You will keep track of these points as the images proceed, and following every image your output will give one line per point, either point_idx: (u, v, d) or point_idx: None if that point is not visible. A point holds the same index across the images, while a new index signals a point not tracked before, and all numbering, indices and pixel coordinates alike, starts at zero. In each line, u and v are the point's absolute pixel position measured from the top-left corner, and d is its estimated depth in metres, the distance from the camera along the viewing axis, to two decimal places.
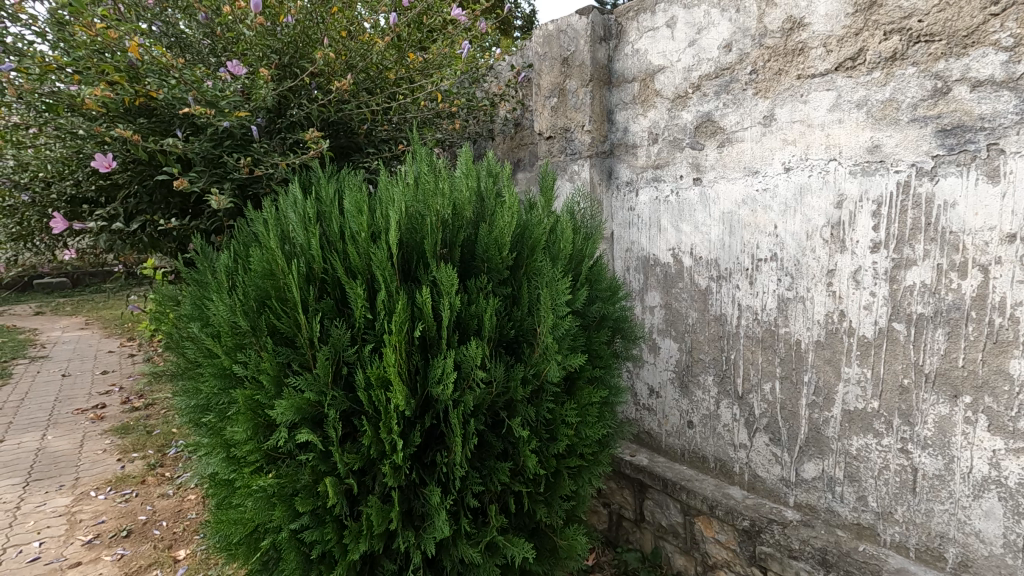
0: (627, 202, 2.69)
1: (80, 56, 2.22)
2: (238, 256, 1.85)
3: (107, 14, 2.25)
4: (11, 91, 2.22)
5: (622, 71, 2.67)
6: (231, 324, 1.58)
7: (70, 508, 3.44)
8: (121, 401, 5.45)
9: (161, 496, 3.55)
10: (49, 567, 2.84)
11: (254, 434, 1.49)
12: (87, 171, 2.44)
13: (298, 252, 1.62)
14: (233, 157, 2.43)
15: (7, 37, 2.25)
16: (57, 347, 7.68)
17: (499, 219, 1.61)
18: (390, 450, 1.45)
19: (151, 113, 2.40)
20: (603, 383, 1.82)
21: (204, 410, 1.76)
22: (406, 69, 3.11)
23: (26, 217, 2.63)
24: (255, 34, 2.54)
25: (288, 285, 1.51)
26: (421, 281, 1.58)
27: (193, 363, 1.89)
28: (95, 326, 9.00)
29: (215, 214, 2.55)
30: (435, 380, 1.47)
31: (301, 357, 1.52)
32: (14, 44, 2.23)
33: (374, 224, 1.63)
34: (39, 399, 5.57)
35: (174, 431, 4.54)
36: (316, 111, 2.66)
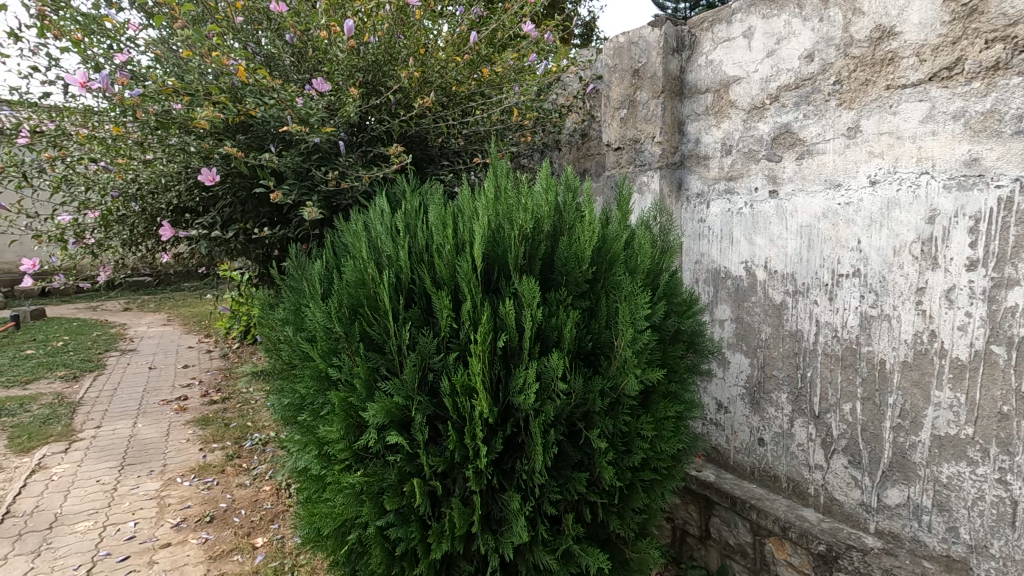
0: (697, 213, 2.66)
1: (191, 80, 2.43)
2: (328, 265, 1.97)
3: (217, 42, 2.46)
4: (133, 111, 2.46)
5: (694, 82, 2.66)
6: (326, 329, 1.70)
7: (160, 492, 3.72)
8: (201, 394, 5.85)
9: (240, 485, 3.78)
10: (143, 546, 3.08)
11: (346, 433, 1.59)
12: (191, 184, 2.66)
13: (386, 262, 1.71)
14: (320, 170, 2.58)
15: (133, 65, 2.55)
16: (144, 341, 8.31)
17: (579, 233, 1.64)
18: (473, 455, 1.51)
19: (247, 129, 2.60)
20: (677, 397, 1.82)
21: (297, 408, 1.88)
22: (478, 83, 3.20)
23: (135, 225, 2.89)
24: (345, 56, 2.69)
25: (380, 295, 1.61)
26: (502, 293, 1.63)
27: (285, 364, 2.03)
28: (176, 322, 9.67)
29: (302, 223, 2.72)
30: (517, 390, 1.52)
31: (389, 362, 1.61)
32: (137, 71, 2.52)
33: (458, 237, 1.71)
34: (130, 389, 6.04)
35: (250, 425, 4.84)
36: (397, 126, 2.80)
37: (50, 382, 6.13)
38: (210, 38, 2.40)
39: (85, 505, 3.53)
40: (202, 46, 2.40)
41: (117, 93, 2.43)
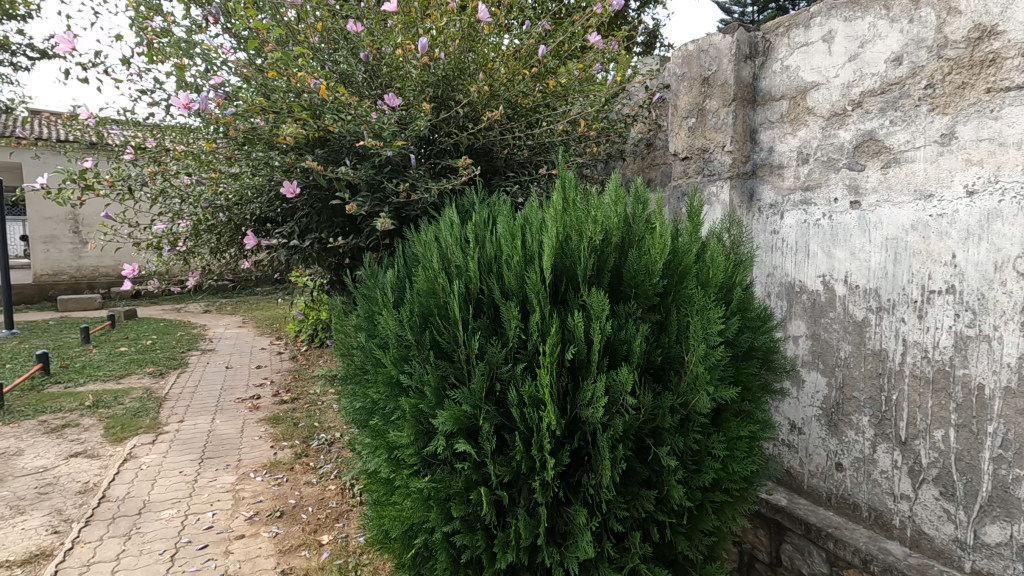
0: (770, 225, 2.56)
1: (276, 99, 2.60)
2: (400, 274, 2.04)
3: (303, 63, 2.62)
4: (229, 129, 2.67)
5: (768, 89, 2.57)
6: (398, 337, 1.75)
7: (235, 485, 3.94)
8: (272, 394, 6.15)
9: (307, 483, 3.94)
10: (220, 536, 3.26)
11: (415, 439, 1.63)
12: (273, 196, 2.83)
13: (456, 272, 1.75)
14: (392, 182, 2.68)
15: (229, 86, 2.76)
16: (222, 342, 8.85)
17: (650, 245, 1.61)
18: (540, 467, 1.51)
19: (324, 143, 2.74)
20: (751, 416, 1.75)
21: (368, 412, 1.95)
22: (543, 95, 3.23)
23: (221, 233, 3.08)
24: (418, 72, 2.75)
25: (450, 305, 1.65)
26: (570, 305, 1.62)
27: (356, 369, 2.10)
28: (250, 325, 10.25)
29: (373, 233, 2.83)
30: (585, 403, 1.50)
31: (458, 371, 1.64)
32: (232, 91, 2.73)
33: (526, 248, 1.72)
34: (209, 386, 6.44)
35: (316, 425, 5.04)
36: (465, 139, 2.88)
37: (140, 378, 6.64)
38: (297, 60, 2.57)
39: (170, 494, 3.79)
40: (288, 67, 2.58)
41: (215, 113, 2.65)
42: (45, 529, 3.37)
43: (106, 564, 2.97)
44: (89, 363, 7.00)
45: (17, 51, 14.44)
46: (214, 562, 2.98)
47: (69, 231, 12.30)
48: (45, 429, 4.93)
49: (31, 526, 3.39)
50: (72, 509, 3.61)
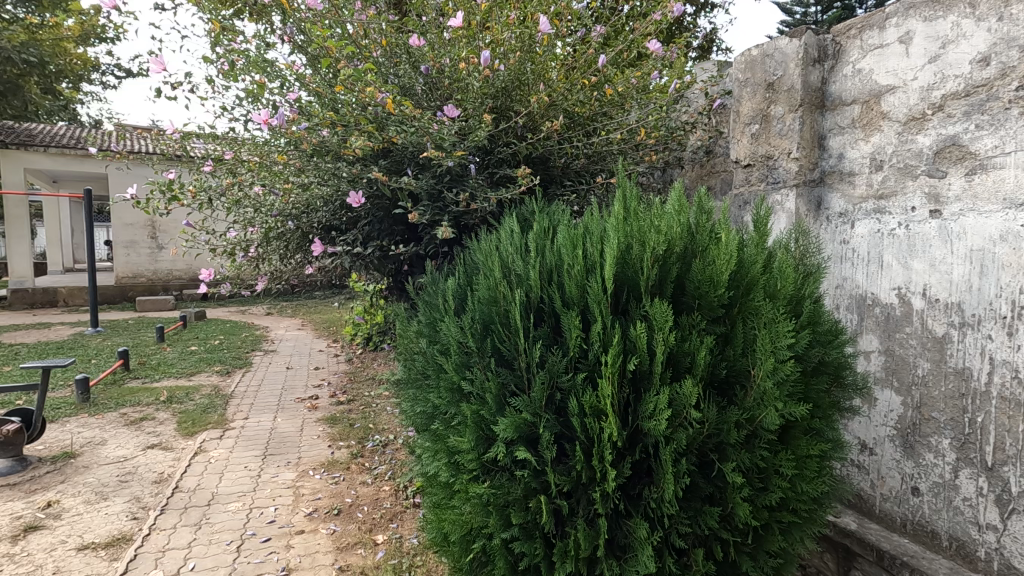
0: (840, 234, 2.45)
1: (346, 113, 2.71)
2: (460, 282, 2.08)
3: (371, 78, 2.71)
4: (303, 143, 2.82)
5: (839, 93, 2.47)
6: (459, 344, 1.78)
7: (296, 482, 4.10)
8: (329, 395, 6.38)
9: (362, 483, 4.06)
10: (282, 530, 3.40)
11: (476, 445, 1.66)
12: (338, 205, 2.95)
13: (517, 281, 1.77)
14: (452, 191, 2.74)
15: (304, 102, 2.91)
16: (282, 343, 9.25)
17: (715, 255, 1.58)
18: (600, 477, 1.51)
19: (387, 154, 2.83)
20: (821, 435, 1.68)
21: (428, 416, 1.99)
22: (601, 104, 3.23)
23: (289, 240, 3.20)
24: (479, 85, 2.83)
25: (512, 313, 1.67)
26: (631, 315, 1.61)
27: (417, 374, 2.16)
28: (308, 328, 10.66)
29: (432, 241, 2.91)
30: (647, 415, 1.49)
31: (518, 379, 1.66)
32: (306, 106, 2.87)
33: (587, 258, 1.72)
34: (271, 386, 6.74)
35: (371, 427, 5.19)
36: (524, 149, 2.92)
37: (209, 376, 7.03)
38: (368, 76, 2.66)
39: (236, 488, 3.98)
40: (358, 82, 2.67)
41: (290, 128, 2.79)
42: (125, 515, 3.61)
43: (179, 551, 3.15)
44: (164, 361, 7.47)
45: (106, 71, 15.66)
46: (276, 555, 3.11)
47: (147, 237, 13.19)
48: (126, 421, 5.29)
49: (113, 511, 3.63)
50: (149, 497, 3.85)
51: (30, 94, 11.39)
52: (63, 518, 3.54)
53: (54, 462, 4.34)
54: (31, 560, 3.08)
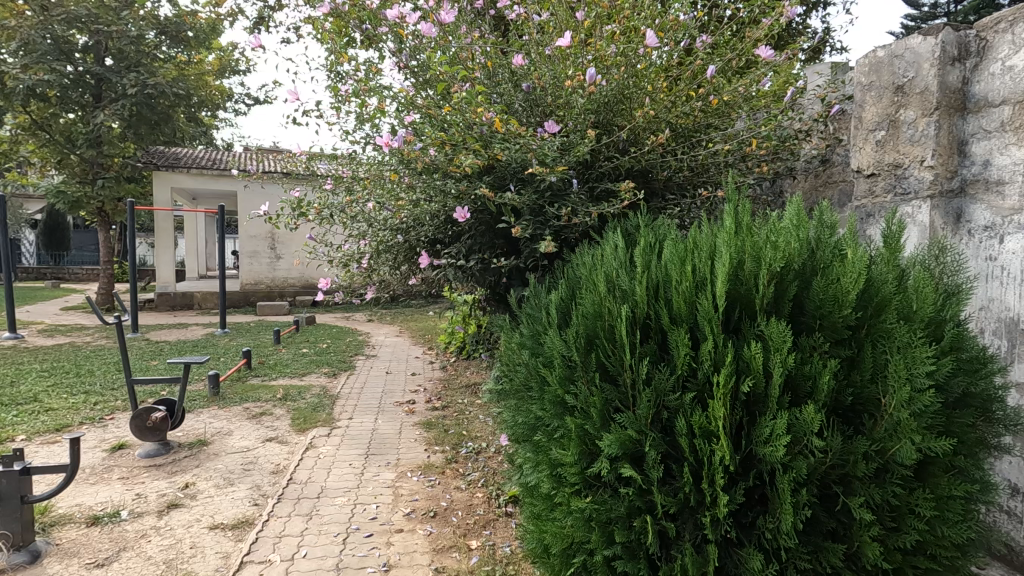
0: (985, 249, 2.20)
1: (456, 133, 2.83)
2: (563, 297, 2.10)
3: (482, 101, 2.81)
4: (416, 163, 3.01)
5: (983, 94, 2.24)
6: (563, 358, 1.80)
7: (395, 482, 4.30)
8: (425, 400, 6.65)
9: (457, 488, 4.18)
10: (383, 527, 3.58)
11: (579, 459, 1.67)
12: (444, 220, 3.11)
13: (622, 296, 1.76)
14: (553, 207, 2.79)
15: (418, 124, 3.09)
16: (382, 349, 9.78)
17: (841, 272, 1.48)
18: (711, 502, 1.46)
19: (490, 170, 2.92)
20: (965, 474, 1.51)
21: (530, 428, 2.02)
22: (706, 115, 3.14)
23: (397, 253, 3.39)
24: (584, 102, 2.84)
25: (618, 329, 1.66)
26: (745, 335, 1.54)
27: (518, 386, 2.20)
28: (406, 335, 11.20)
29: (532, 255, 2.98)
30: (762, 440, 1.42)
31: (623, 396, 1.65)
32: (419, 127, 3.04)
33: (696, 273, 1.67)
34: (372, 389, 7.15)
35: (465, 433, 5.34)
36: (626, 164, 2.90)
37: (318, 377, 7.59)
38: (482, 98, 2.77)
39: (342, 483, 4.25)
40: (472, 103, 2.80)
41: (408, 148, 2.98)
42: (248, 500, 3.98)
43: (293, 538, 3.41)
44: (280, 362, 8.17)
45: (238, 101, 17.57)
46: (378, 551, 3.28)
47: (267, 247, 14.52)
48: (248, 415, 5.84)
49: (238, 496, 4.02)
50: (268, 485, 4.22)
51: (177, 122, 12.96)
52: (197, 499, 3.96)
53: (191, 448, 4.88)
54: (172, 533, 3.48)
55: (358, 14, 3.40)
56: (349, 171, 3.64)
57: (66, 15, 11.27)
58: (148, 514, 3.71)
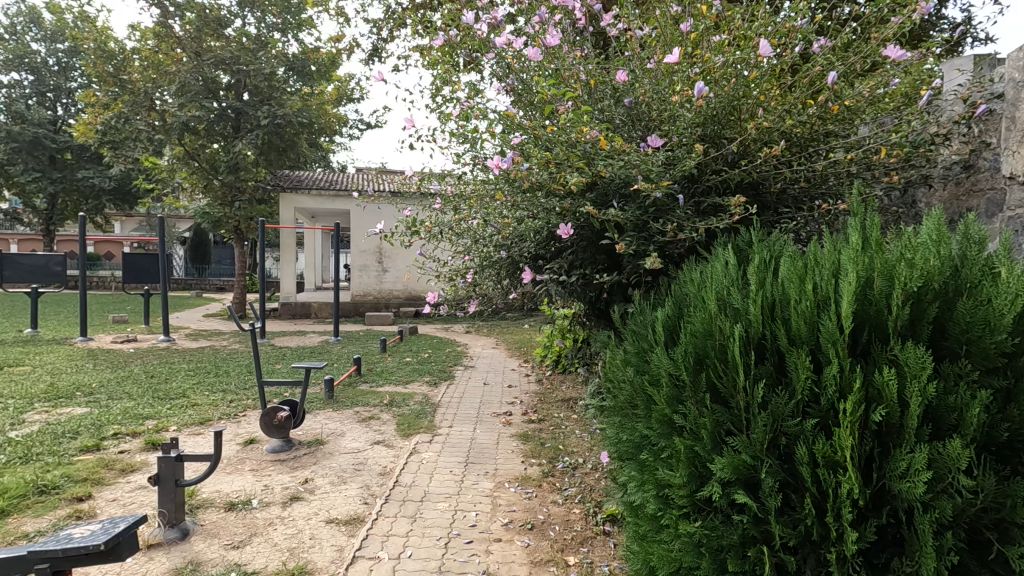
0: None
1: (560, 151, 2.85)
2: (669, 314, 2.06)
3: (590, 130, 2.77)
4: (521, 182, 3.10)
5: None
6: (671, 376, 1.77)
7: (493, 492, 4.39)
8: (521, 412, 6.74)
9: (554, 502, 4.19)
10: (483, 535, 3.68)
11: (688, 482, 1.63)
12: (547, 236, 3.17)
13: (734, 314, 1.70)
14: (658, 222, 2.76)
15: (524, 143, 3.17)
16: (480, 360, 10.07)
17: (993, 294, 1.33)
18: (837, 538, 1.37)
19: (592, 187, 2.93)
20: None
21: (635, 446, 2.00)
22: (825, 121, 2.95)
23: (501, 268, 3.49)
24: (692, 115, 2.77)
25: (730, 348, 1.61)
26: (875, 359, 1.43)
27: (622, 404, 2.19)
28: (503, 346, 11.44)
29: (635, 270, 2.98)
30: (897, 475, 1.31)
31: (735, 418, 1.59)
32: (525, 146, 3.12)
33: (818, 292, 1.58)
34: (471, 398, 7.38)
35: (561, 447, 5.34)
36: (736, 177, 2.80)
37: (421, 385, 7.97)
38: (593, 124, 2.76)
39: (443, 489, 4.42)
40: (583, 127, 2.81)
41: (517, 168, 3.05)
42: (359, 498, 4.26)
43: (400, 538, 3.60)
44: (386, 369, 8.68)
45: (351, 126, 19.05)
46: (478, 558, 3.37)
47: (375, 261, 15.49)
48: (359, 418, 6.25)
49: (351, 494, 4.31)
50: (376, 486, 4.49)
51: (301, 147, 14.31)
52: (315, 494, 4.30)
53: (310, 446, 5.32)
54: (295, 524, 3.81)
55: (468, 43, 3.60)
56: (457, 191, 3.84)
57: (215, 59, 12.93)
58: (274, 505, 4.10)
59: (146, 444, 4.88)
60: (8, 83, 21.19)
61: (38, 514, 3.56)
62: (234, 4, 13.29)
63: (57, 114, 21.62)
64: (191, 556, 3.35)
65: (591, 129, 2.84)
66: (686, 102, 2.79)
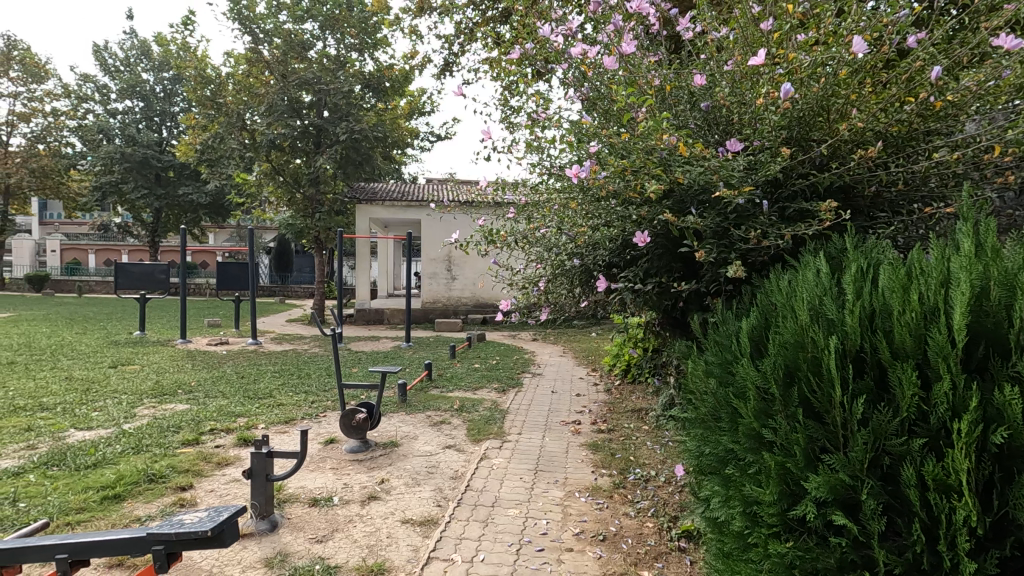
0: None
1: (635, 158, 2.79)
2: (755, 326, 1.99)
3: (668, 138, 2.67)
4: (596, 191, 3.10)
5: None
6: (759, 390, 1.71)
7: (563, 501, 4.37)
8: (591, 421, 6.67)
9: (626, 515, 4.11)
10: (554, 543, 3.67)
11: (779, 500, 1.56)
12: (621, 244, 3.17)
13: (828, 326, 1.62)
14: (739, 228, 2.69)
15: (602, 151, 3.18)
16: (548, 367, 10.07)
17: None
18: (951, 568, 1.27)
19: (670, 193, 2.89)
20: None
21: (720, 460, 1.95)
22: (925, 119, 2.75)
23: (574, 277, 3.51)
24: (778, 118, 2.66)
25: (824, 362, 1.53)
26: (993, 376, 1.32)
27: (704, 416, 2.13)
28: (570, 354, 11.39)
29: (714, 279, 2.91)
30: (1023, 504, 1.20)
31: (831, 435, 1.51)
32: (602, 154, 3.13)
33: (924, 302, 1.47)
34: (540, 406, 7.39)
35: (632, 458, 5.24)
36: (825, 181, 2.68)
37: (490, 391, 8.07)
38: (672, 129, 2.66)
39: (514, 495, 4.45)
40: (660, 134, 2.69)
41: (595, 175, 2.98)
42: (433, 501, 4.37)
43: (472, 542, 3.66)
44: (456, 375, 8.86)
45: (422, 139, 19.68)
46: (550, 566, 3.37)
47: (444, 269, 15.87)
48: (431, 423, 6.42)
49: (425, 496, 4.43)
50: (448, 489, 4.59)
51: (376, 160, 14.96)
52: (391, 494, 4.46)
53: (386, 448, 5.52)
54: (372, 522, 3.97)
55: (542, 54, 3.65)
56: (531, 200, 3.90)
57: (299, 80, 13.79)
58: (353, 503, 4.28)
59: (239, 440, 5.24)
60: (122, 110, 23.57)
61: (148, 500, 3.92)
62: (316, 28, 14.15)
63: (162, 136, 23.79)
64: (280, 547, 3.56)
65: (669, 135, 2.74)
66: (772, 105, 2.68)
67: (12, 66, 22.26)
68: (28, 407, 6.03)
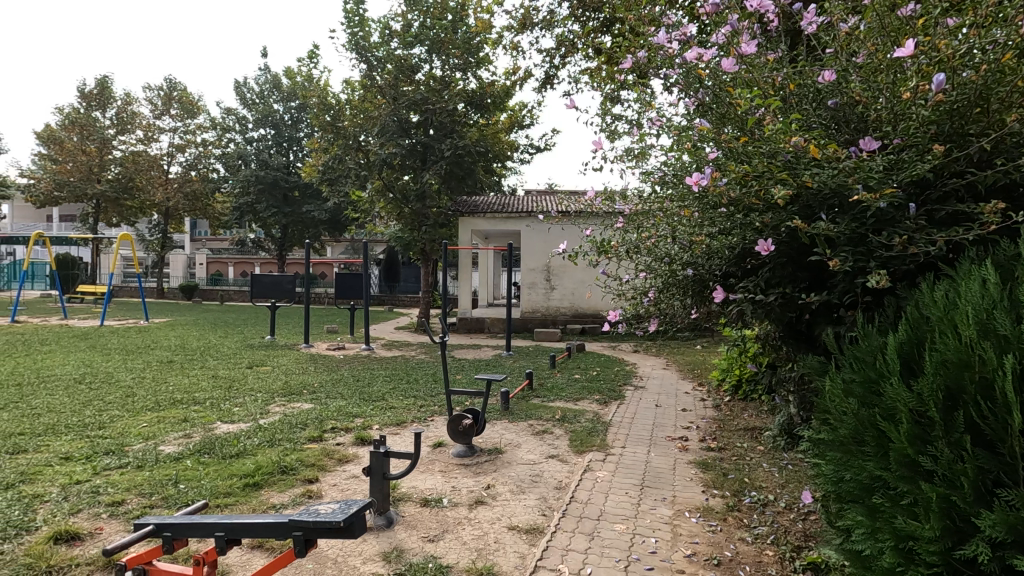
0: None
1: (756, 163, 2.66)
2: (903, 341, 1.81)
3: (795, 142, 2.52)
4: (713, 198, 3.00)
5: None
6: (913, 412, 1.55)
7: (672, 520, 4.21)
8: (699, 438, 6.36)
9: (742, 540, 3.87)
10: (664, 564, 3.54)
11: (942, 536, 1.41)
12: (740, 254, 3.04)
13: (1001, 342, 1.43)
14: (879, 235, 2.47)
15: (720, 157, 3.09)
16: (650, 380, 9.75)
17: None
18: None
19: (796, 199, 2.72)
20: None
21: (864, 487, 1.78)
22: None
23: (688, 287, 3.40)
24: (927, 113, 2.43)
25: (998, 385, 1.36)
26: None
27: (841, 438, 1.97)
28: (674, 367, 10.96)
29: (849, 289, 2.71)
30: None
31: (1009, 468, 1.34)
32: (720, 160, 3.04)
33: None
34: (644, 420, 7.11)
35: (747, 480, 4.93)
36: (992, 177, 2.40)
37: (591, 403, 7.98)
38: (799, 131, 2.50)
39: (620, 510, 4.36)
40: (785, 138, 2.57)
41: (713, 183, 2.87)
42: (538, 509, 4.40)
43: (579, 554, 3.64)
44: (557, 385, 8.85)
45: (522, 151, 20.04)
46: None
47: (543, 279, 15.85)
48: (533, 431, 6.47)
49: (530, 504, 4.47)
50: (553, 499, 4.59)
51: (478, 174, 15.47)
52: (498, 500, 4.55)
53: (491, 454, 5.64)
54: (480, 526, 4.07)
55: (652, 62, 3.61)
56: (642, 210, 3.86)
57: (409, 102, 14.65)
58: (462, 506, 4.42)
59: (357, 439, 5.62)
60: (257, 138, 26.40)
61: (281, 489, 4.31)
62: (424, 51, 14.98)
63: (290, 160, 26.33)
64: (396, 543, 3.76)
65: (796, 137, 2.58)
66: (921, 99, 2.43)
67: (173, 105, 25.79)
68: (184, 400, 6.90)
